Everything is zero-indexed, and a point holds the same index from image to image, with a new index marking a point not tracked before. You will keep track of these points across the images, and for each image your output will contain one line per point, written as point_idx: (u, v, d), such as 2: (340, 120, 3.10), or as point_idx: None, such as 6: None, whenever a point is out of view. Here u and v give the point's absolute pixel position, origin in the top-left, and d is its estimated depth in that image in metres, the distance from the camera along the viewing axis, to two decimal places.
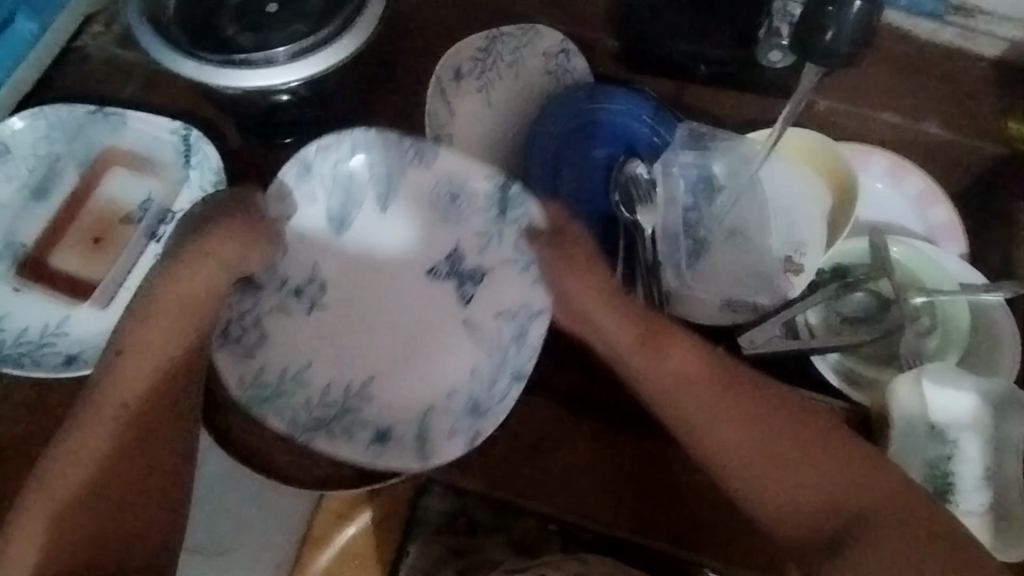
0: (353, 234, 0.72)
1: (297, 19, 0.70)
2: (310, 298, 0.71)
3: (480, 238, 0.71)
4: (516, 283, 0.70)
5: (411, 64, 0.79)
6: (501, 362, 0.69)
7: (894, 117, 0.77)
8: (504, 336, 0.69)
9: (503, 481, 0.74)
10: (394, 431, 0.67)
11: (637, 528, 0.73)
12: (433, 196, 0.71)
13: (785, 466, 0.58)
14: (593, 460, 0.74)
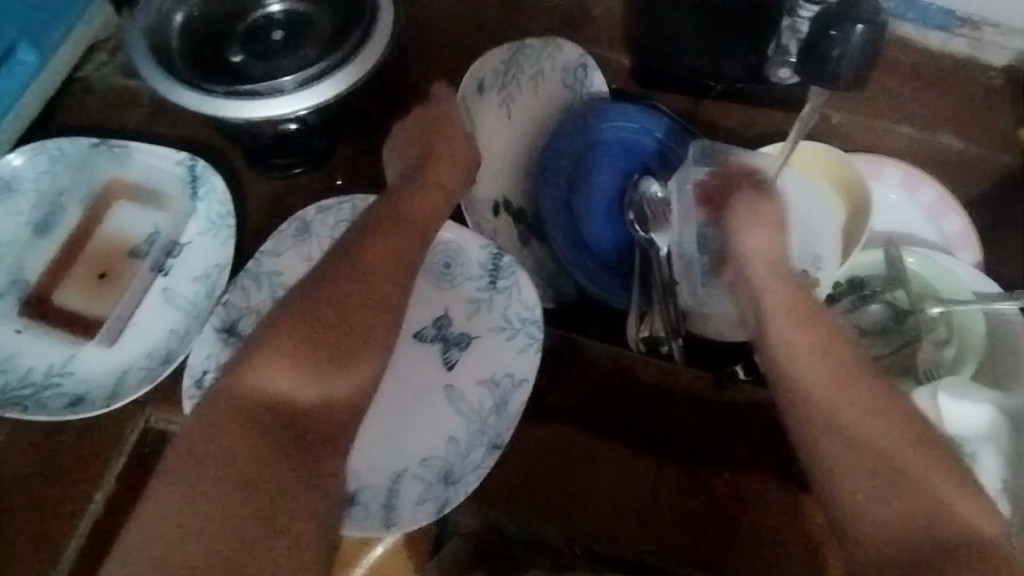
0: None
1: (304, 43, 0.64)
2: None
3: (470, 304, 0.66)
4: (505, 352, 0.64)
5: (427, 84, 0.75)
6: (478, 431, 0.61)
7: (910, 130, 0.77)
8: (484, 404, 0.62)
9: (516, 507, 0.62)
10: (362, 493, 0.60)
11: (674, 549, 0.61)
12: (436, 264, 0.67)
13: (872, 452, 0.48)
14: (621, 489, 0.63)
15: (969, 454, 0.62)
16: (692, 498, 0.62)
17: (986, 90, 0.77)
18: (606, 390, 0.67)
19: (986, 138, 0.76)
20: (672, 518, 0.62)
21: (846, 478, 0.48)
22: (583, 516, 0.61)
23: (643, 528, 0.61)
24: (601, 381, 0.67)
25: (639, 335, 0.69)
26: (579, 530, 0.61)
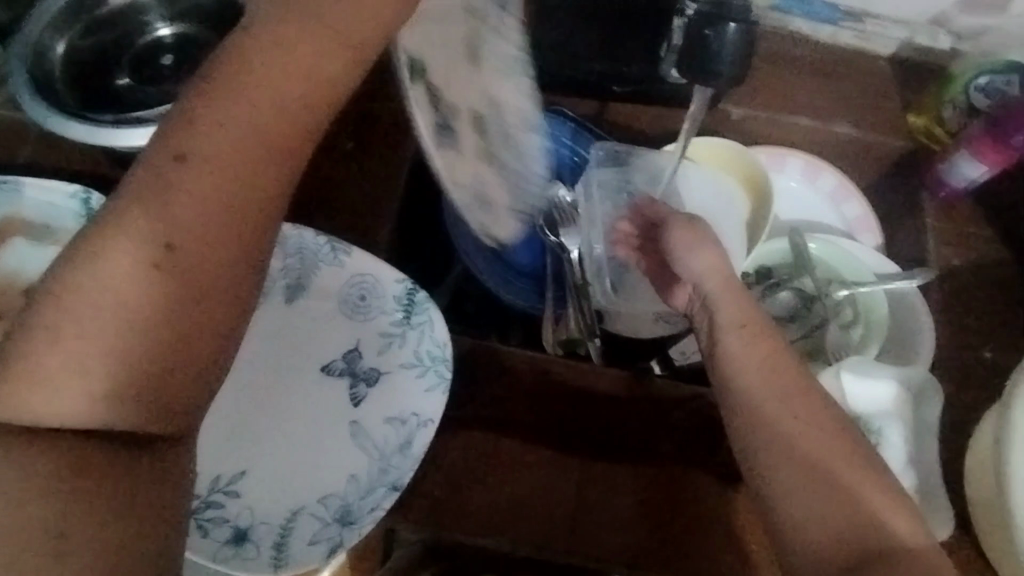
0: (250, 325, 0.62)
1: (195, 66, 0.62)
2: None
3: (382, 338, 0.61)
4: (415, 387, 0.59)
5: None
6: (379, 470, 0.57)
7: (809, 120, 0.79)
8: (389, 442, 0.58)
9: (445, 518, 0.62)
10: (255, 531, 0.55)
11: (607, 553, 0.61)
12: (344, 292, 0.62)
13: (817, 468, 0.42)
14: (551, 489, 0.63)
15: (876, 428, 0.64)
16: (624, 496, 0.63)
17: (878, 78, 0.79)
18: (535, 394, 0.67)
19: (879, 124, 0.79)
20: (604, 518, 0.62)
21: (784, 470, 0.42)
22: (514, 524, 0.62)
23: (574, 532, 0.62)
24: (528, 386, 0.68)
25: (557, 339, 0.72)
26: (512, 538, 0.62)
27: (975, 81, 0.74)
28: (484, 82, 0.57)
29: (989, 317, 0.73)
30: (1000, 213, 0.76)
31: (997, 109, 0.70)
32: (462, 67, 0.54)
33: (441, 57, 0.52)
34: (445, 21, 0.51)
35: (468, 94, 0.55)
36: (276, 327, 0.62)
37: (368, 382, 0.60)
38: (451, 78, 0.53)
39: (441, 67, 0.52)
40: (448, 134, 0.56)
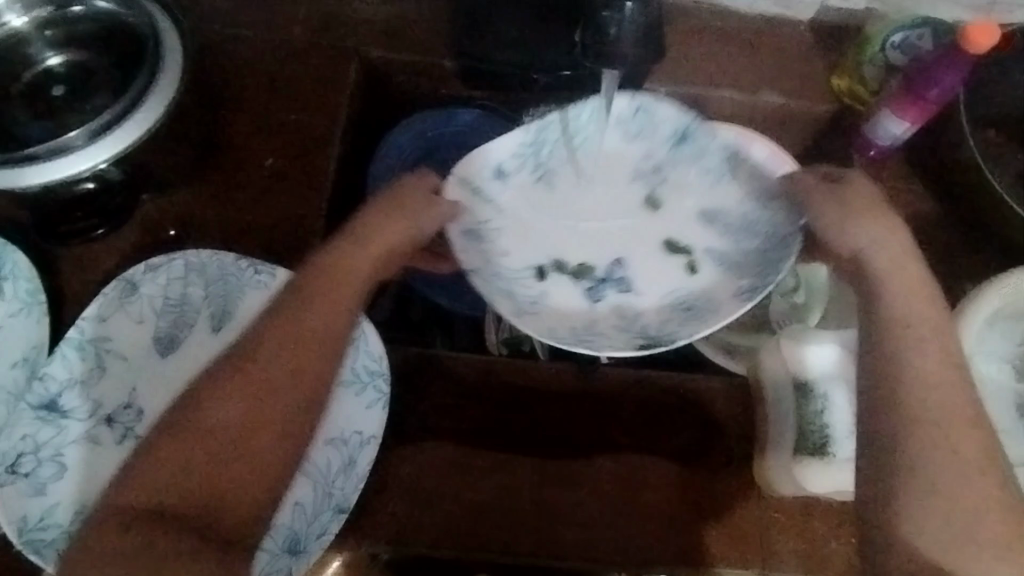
0: (179, 358, 0.60)
1: (92, 94, 0.61)
2: (123, 427, 0.57)
3: None
4: (352, 409, 0.59)
5: (239, 110, 0.69)
6: (324, 494, 0.57)
7: (734, 93, 0.77)
8: (331, 465, 0.58)
9: (404, 535, 0.60)
10: None
11: (573, 549, 0.61)
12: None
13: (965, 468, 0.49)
14: (509, 492, 0.62)
15: (821, 392, 0.63)
16: (580, 491, 0.62)
17: (800, 44, 0.79)
18: (485, 398, 0.66)
19: (805, 88, 0.78)
20: (561, 514, 0.61)
21: (920, 465, 0.49)
22: (470, 531, 0.61)
23: (532, 530, 0.61)
24: (477, 391, 0.66)
25: (499, 339, 0.71)
26: (468, 545, 0.60)
27: (890, 39, 0.74)
28: (645, 221, 0.61)
29: (924, 270, 0.74)
30: (927, 166, 0.76)
31: (911, 68, 0.71)
32: (582, 218, 0.61)
33: (557, 232, 0.61)
34: (529, 230, 0.61)
35: (628, 252, 0.60)
36: (202, 358, 0.60)
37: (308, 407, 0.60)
38: (552, 317, 0.58)
39: (521, 236, 0.60)
40: (610, 294, 0.59)
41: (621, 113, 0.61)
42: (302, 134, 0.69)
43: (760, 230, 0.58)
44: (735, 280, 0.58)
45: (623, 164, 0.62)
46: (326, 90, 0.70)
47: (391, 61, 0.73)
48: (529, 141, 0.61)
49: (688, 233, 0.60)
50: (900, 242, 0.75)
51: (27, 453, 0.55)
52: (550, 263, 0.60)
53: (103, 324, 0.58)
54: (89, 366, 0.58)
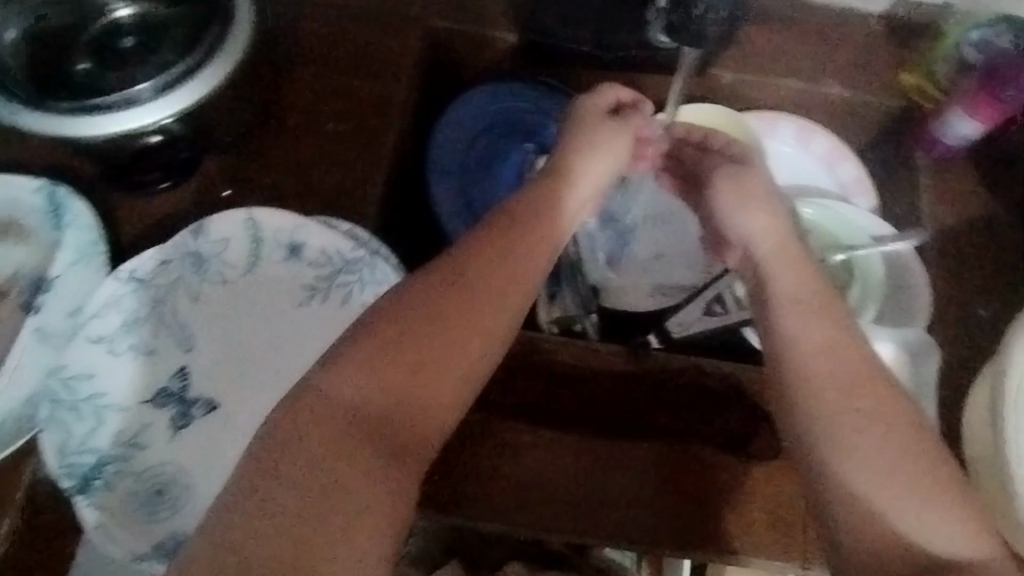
0: (177, 327, 0.65)
1: (158, 47, 0.63)
2: (163, 393, 0.63)
3: (181, 323, 0.65)
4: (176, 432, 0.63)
5: (304, 79, 0.71)
6: (157, 462, 0.61)
7: (800, 84, 0.77)
8: (154, 452, 0.62)
9: (455, 507, 0.60)
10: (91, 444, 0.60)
11: (635, 538, 0.60)
12: (163, 383, 0.64)
13: (908, 483, 0.47)
14: (549, 468, 0.62)
15: None
16: (615, 476, 0.62)
17: (868, 39, 0.76)
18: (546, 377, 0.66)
19: (870, 84, 0.76)
20: (605, 496, 0.61)
21: (861, 477, 0.47)
22: (510, 502, 0.60)
23: (574, 507, 0.60)
24: (542, 368, 0.67)
25: (549, 318, 0.71)
26: (511, 516, 0.60)
27: (967, 38, 0.72)
28: (237, 361, 0.65)
29: (986, 277, 0.72)
30: (994, 166, 0.75)
31: (985, 65, 0.70)
32: (231, 314, 0.66)
33: (197, 326, 0.65)
34: (163, 322, 0.65)
35: (204, 320, 0.65)
36: (120, 369, 0.63)
37: (176, 501, 0.61)
38: (184, 268, 0.65)
39: (189, 308, 0.65)
40: (251, 257, 0.67)
41: (222, 251, 0.66)
42: (365, 99, 0.71)
43: (277, 284, 0.67)
44: (184, 264, 0.65)
45: (230, 281, 0.66)
46: (384, 64, 0.71)
47: (453, 32, 0.73)
48: (255, 261, 0.67)
49: (257, 330, 0.66)
50: (957, 245, 0.73)
51: (140, 267, 0.64)
52: (193, 340, 0.65)
53: (156, 263, 0.64)
54: (127, 305, 0.63)
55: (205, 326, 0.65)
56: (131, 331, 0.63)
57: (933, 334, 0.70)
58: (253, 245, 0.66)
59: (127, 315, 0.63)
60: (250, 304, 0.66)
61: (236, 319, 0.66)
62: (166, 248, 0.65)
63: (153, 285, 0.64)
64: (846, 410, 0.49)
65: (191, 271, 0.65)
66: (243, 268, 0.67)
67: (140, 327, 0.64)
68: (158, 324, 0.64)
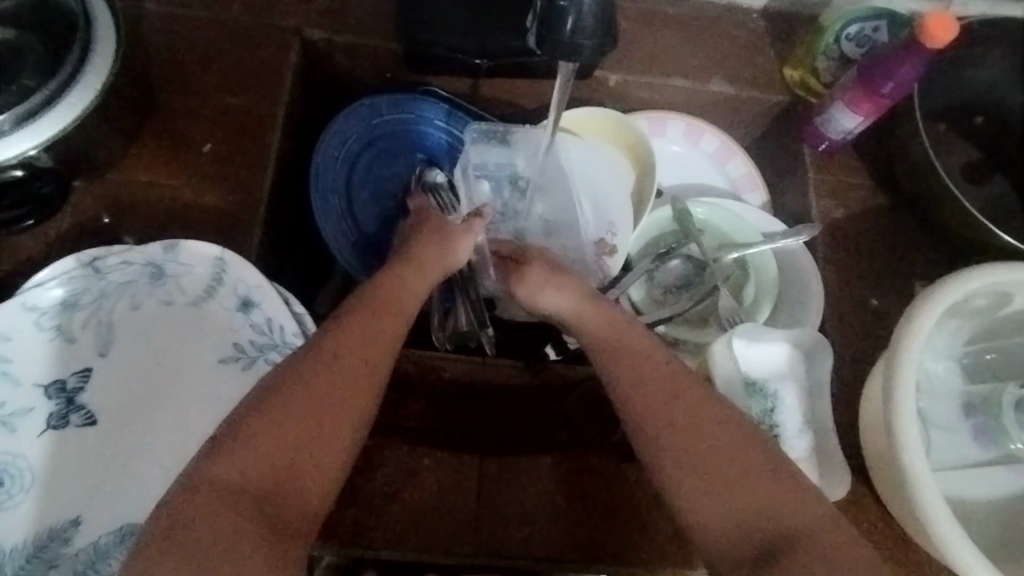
0: (102, 327, 0.62)
1: (16, 73, 0.60)
2: (60, 392, 0.60)
3: (106, 321, 0.62)
4: (55, 435, 0.60)
5: (182, 99, 0.69)
6: (20, 459, 0.58)
7: (685, 82, 0.76)
8: (21, 449, 0.59)
9: (354, 539, 0.59)
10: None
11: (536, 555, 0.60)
12: (62, 376, 0.61)
13: (726, 479, 0.47)
14: (447, 487, 0.62)
15: (771, 391, 0.66)
16: (518, 488, 0.62)
17: (751, 34, 0.77)
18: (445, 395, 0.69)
19: (756, 80, 0.77)
20: (508, 517, 0.61)
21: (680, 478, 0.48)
22: (412, 531, 0.60)
23: (474, 529, 0.61)
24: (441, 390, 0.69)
25: (445, 336, 0.70)
26: (415, 544, 0.60)
27: (845, 32, 0.73)
28: (139, 387, 0.62)
29: (876, 264, 0.74)
30: (876, 158, 0.77)
31: (864, 61, 0.71)
32: (161, 332, 0.63)
33: (123, 329, 0.62)
34: (94, 312, 0.61)
35: (133, 326, 0.62)
36: (33, 345, 0.60)
37: (7, 497, 0.57)
38: (137, 269, 0.62)
39: (122, 310, 0.62)
40: (197, 292, 0.63)
41: (179, 271, 0.62)
42: (242, 119, 0.69)
43: (210, 337, 0.63)
44: (134, 267, 0.62)
45: (167, 305, 0.63)
46: (264, 81, 0.70)
47: (332, 42, 0.73)
48: (195, 300, 0.63)
49: (167, 368, 0.62)
50: (847, 235, 0.75)
51: (103, 257, 0.61)
52: (111, 343, 0.62)
53: (112, 257, 0.61)
54: (64, 289, 0.60)
55: (128, 336, 0.62)
56: (56, 312, 0.60)
57: (825, 329, 0.72)
58: (208, 285, 0.62)
59: (62, 298, 0.60)
60: (175, 341, 0.63)
61: (156, 347, 0.62)
62: (123, 251, 0.61)
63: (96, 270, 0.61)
64: (666, 423, 0.49)
65: (138, 279, 0.62)
66: (189, 301, 0.63)
67: (67, 309, 0.61)
68: (85, 314, 0.61)
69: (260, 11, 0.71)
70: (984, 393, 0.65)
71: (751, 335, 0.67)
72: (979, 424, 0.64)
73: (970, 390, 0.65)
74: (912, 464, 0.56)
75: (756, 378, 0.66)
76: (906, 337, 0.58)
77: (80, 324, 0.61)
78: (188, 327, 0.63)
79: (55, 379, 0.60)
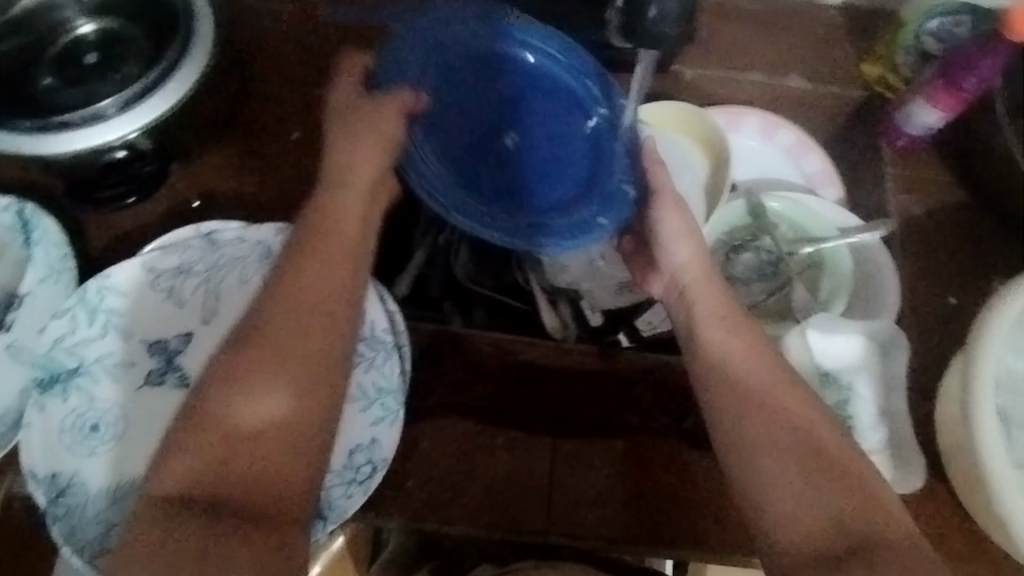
0: (208, 298, 0.65)
1: (122, 62, 0.63)
2: (164, 354, 0.63)
3: (210, 292, 0.65)
4: (151, 394, 0.62)
5: (272, 90, 0.72)
6: (115, 410, 0.61)
7: (762, 76, 0.78)
8: (119, 405, 0.62)
9: (424, 511, 0.61)
10: (83, 368, 0.62)
11: (607, 536, 0.61)
12: (165, 337, 0.64)
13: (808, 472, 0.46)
14: (516, 468, 0.63)
15: (846, 382, 0.66)
16: (590, 475, 0.63)
17: (829, 31, 0.78)
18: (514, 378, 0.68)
19: (833, 77, 0.78)
20: (578, 497, 0.62)
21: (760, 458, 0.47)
22: (486, 510, 0.61)
23: (546, 508, 0.62)
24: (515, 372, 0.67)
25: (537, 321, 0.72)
26: (486, 522, 0.61)
27: (926, 27, 0.71)
28: None
29: (953, 262, 0.73)
30: (958, 155, 0.76)
31: (946, 57, 0.70)
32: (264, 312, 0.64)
33: (226, 302, 0.65)
34: (202, 283, 0.65)
35: (236, 301, 0.65)
36: (145, 304, 0.64)
37: (101, 444, 0.60)
38: (248, 250, 0.65)
39: (228, 284, 0.65)
40: None
41: None
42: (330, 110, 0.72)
43: None
44: (244, 245, 0.65)
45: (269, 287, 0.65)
46: None
47: None
48: None
49: None
50: (924, 232, 0.74)
51: (220, 231, 0.65)
52: (211, 313, 0.64)
53: (228, 234, 0.65)
54: (179, 258, 0.64)
55: (230, 309, 0.65)
56: (169, 278, 0.64)
57: (904, 324, 0.71)
58: None
59: (175, 266, 0.64)
60: None
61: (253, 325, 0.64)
62: (236, 228, 0.65)
63: (211, 246, 0.65)
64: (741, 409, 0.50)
65: (244, 258, 0.65)
66: None
67: (177, 276, 0.64)
68: (193, 282, 0.64)
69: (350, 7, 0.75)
70: None
71: (826, 326, 0.67)
72: None
73: None
74: (991, 458, 0.55)
75: (829, 369, 0.66)
76: (988, 335, 0.56)
77: (188, 290, 0.64)
78: None
79: (159, 340, 0.64)
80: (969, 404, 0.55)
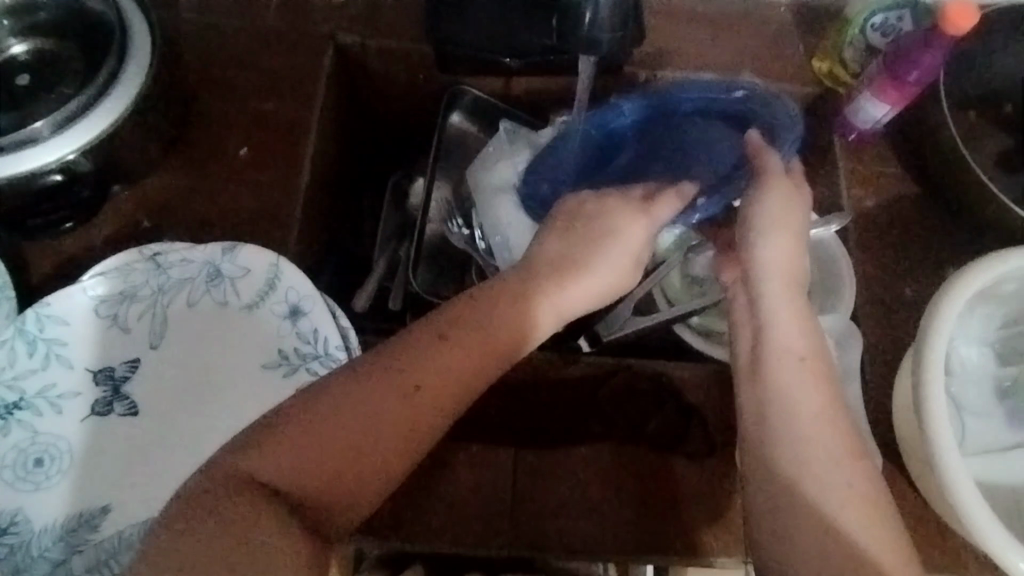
0: (155, 322, 0.63)
1: (56, 82, 0.61)
2: (110, 382, 0.62)
3: (157, 315, 0.63)
4: (100, 424, 0.61)
5: (216, 105, 0.70)
6: (61, 442, 0.60)
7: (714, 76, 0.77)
8: (64, 436, 0.60)
9: (385, 529, 0.60)
10: (26, 400, 0.60)
11: (573, 548, 0.60)
12: (111, 364, 0.62)
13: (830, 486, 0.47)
14: (479, 481, 0.62)
15: None
16: (556, 486, 0.62)
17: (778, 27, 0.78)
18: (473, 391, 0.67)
19: (786, 73, 0.77)
20: (543, 507, 0.61)
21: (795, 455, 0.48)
22: (451, 526, 0.61)
23: (512, 522, 0.61)
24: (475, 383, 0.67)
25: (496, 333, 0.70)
26: (453, 539, 0.60)
27: (869, 21, 0.74)
28: (182, 384, 0.62)
29: (908, 252, 0.73)
30: (906, 148, 0.77)
31: (890, 50, 0.71)
32: (214, 333, 0.63)
33: (175, 324, 0.63)
34: (148, 307, 0.63)
35: (186, 323, 0.64)
36: (89, 331, 0.62)
37: (47, 478, 0.59)
38: (194, 271, 0.63)
39: (175, 306, 0.64)
40: (248, 295, 0.63)
41: (232, 275, 0.63)
42: (278, 122, 0.70)
43: (258, 344, 0.63)
44: (190, 266, 0.63)
45: (218, 307, 0.64)
46: (297, 84, 0.71)
47: (364, 46, 0.74)
48: (246, 304, 0.63)
49: (209, 367, 0.63)
50: (878, 224, 0.75)
51: (165, 253, 0.63)
52: (159, 336, 0.63)
53: (172, 255, 0.63)
54: (121, 283, 0.63)
55: (179, 333, 0.63)
56: (112, 303, 0.62)
57: (859, 317, 0.71)
58: (260, 290, 0.63)
59: (119, 291, 0.63)
60: (222, 343, 0.63)
61: (203, 346, 0.63)
62: (179, 248, 0.63)
63: (156, 268, 0.63)
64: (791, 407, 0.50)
65: (191, 280, 0.63)
66: (241, 305, 0.63)
67: (121, 301, 0.63)
68: (139, 305, 0.63)
69: (294, 17, 0.73)
70: (1013, 374, 0.65)
71: None
72: (1013, 409, 0.64)
73: (1001, 374, 0.65)
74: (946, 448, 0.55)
75: None
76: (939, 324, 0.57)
77: (134, 315, 0.63)
78: (237, 331, 0.63)
79: (104, 368, 0.62)
80: (918, 395, 0.56)
